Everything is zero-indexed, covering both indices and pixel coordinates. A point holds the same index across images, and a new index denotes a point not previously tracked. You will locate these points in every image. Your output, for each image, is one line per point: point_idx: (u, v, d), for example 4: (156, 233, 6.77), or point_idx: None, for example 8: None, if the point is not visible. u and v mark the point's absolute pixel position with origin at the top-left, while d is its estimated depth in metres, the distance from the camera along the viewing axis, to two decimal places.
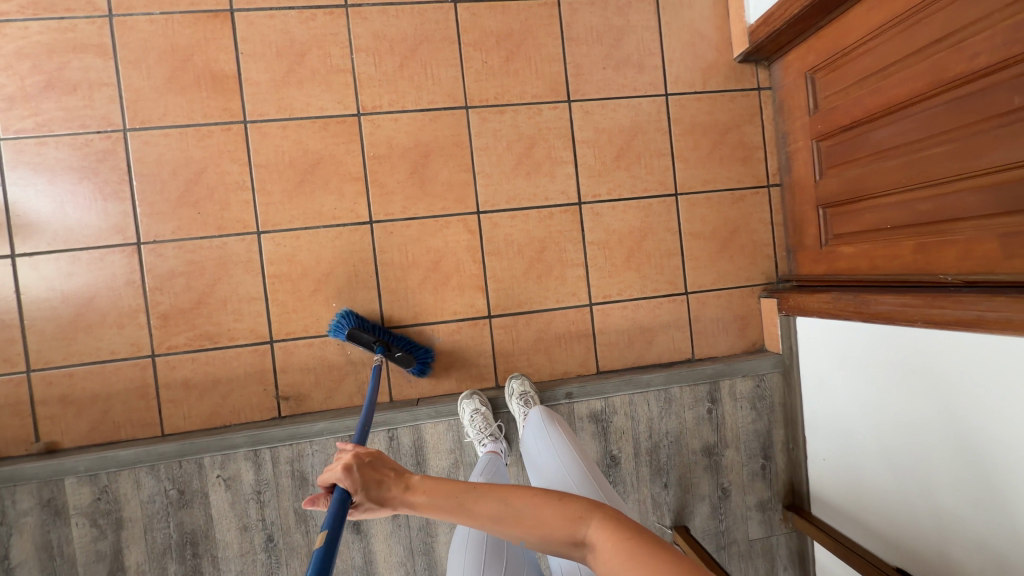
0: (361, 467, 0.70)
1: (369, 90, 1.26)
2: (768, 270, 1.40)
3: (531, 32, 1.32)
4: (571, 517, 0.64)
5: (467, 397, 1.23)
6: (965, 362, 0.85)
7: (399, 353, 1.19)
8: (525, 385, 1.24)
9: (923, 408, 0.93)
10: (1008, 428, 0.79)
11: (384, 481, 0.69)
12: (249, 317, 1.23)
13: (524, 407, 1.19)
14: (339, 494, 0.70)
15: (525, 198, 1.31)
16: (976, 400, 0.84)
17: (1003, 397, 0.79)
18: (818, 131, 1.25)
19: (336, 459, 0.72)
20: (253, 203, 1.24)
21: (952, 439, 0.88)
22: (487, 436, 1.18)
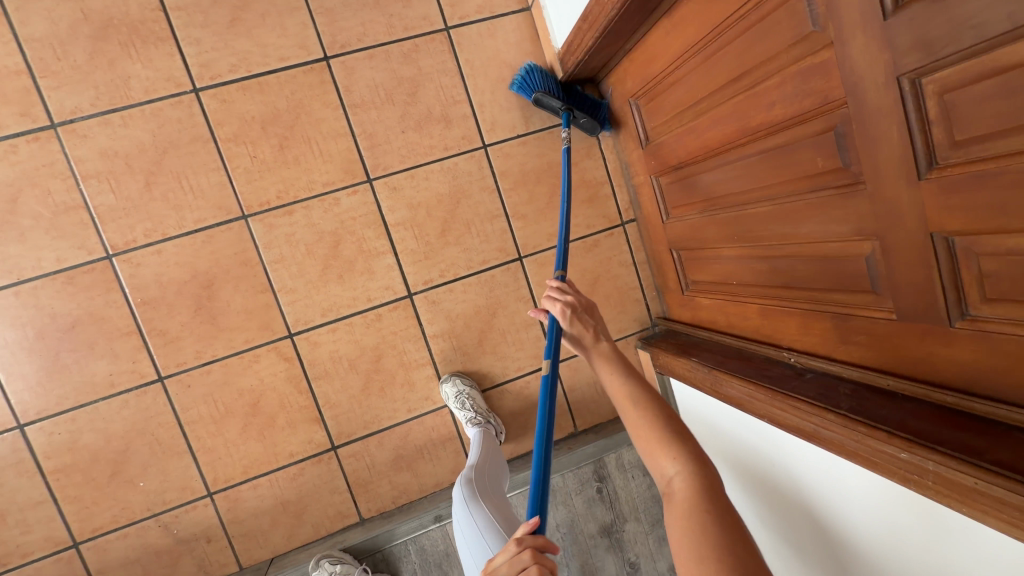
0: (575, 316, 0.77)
1: (114, 224, 1.03)
2: (640, 315, 1.26)
3: (302, 107, 1.08)
4: (668, 453, 0.62)
5: (316, 563, 1.04)
6: (819, 475, 0.72)
7: (586, 118, 1.11)
8: (460, 384, 1.14)
9: (789, 513, 0.81)
10: (866, 558, 0.67)
11: (586, 334, 0.77)
12: (39, 524, 1.03)
13: (463, 408, 1.11)
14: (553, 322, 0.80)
15: (344, 305, 1.12)
16: (835, 519, 0.71)
17: (857, 522, 0.67)
18: (653, 166, 1.08)
19: (553, 297, 0.78)
20: (5, 393, 1.01)
21: (818, 553, 0.76)
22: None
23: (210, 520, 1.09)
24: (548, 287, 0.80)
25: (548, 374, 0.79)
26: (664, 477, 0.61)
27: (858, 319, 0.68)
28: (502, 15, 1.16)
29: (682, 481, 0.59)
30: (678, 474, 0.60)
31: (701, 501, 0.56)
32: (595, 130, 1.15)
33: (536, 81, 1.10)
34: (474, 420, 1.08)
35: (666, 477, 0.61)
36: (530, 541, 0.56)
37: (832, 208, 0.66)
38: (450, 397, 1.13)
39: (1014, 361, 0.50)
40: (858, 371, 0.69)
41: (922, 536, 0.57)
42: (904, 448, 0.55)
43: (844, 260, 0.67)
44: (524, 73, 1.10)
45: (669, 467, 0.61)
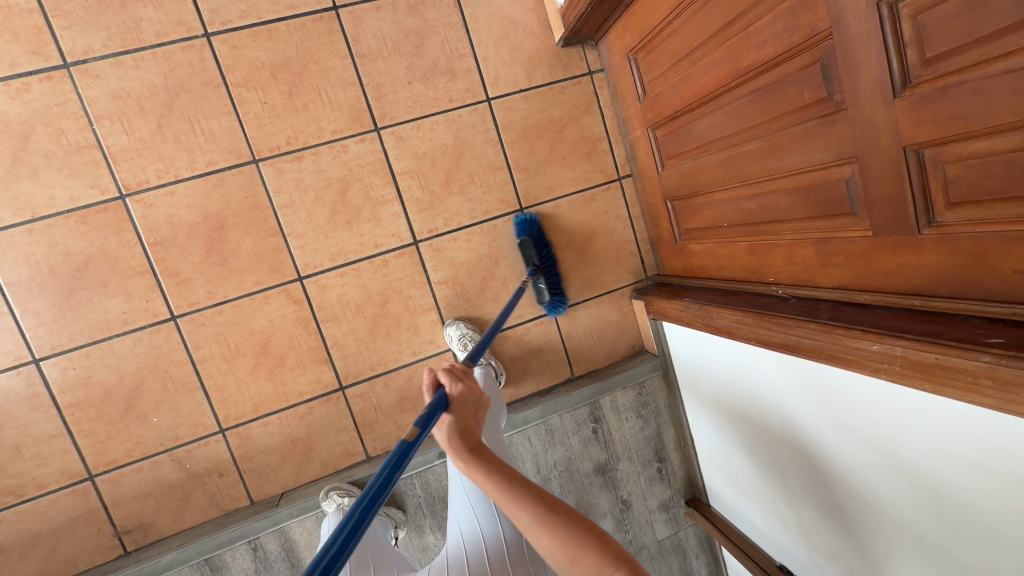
0: (467, 401, 0.73)
1: (127, 164, 1.05)
2: (634, 267, 1.32)
3: (311, 55, 1.11)
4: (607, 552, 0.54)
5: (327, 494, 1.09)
6: (798, 384, 0.79)
7: (543, 285, 1.19)
8: (463, 328, 1.19)
9: (770, 426, 0.89)
10: (839, 453, 0.74)
11: (473, 427, 0.70)
12: (54, 457, 1.07)
13: (465, 350, 1.16)
14: (442, 398, 0.73)
15: (351, 250, 1.16)
16: (810, 423, 0.79)
17: (832, 421, 0.74)
18: (650, 120, 1.13)
19: (456, 374, 0.75)
20: (19, 328, 1.04)
21: (794, 457, 0.85)
22: None
23: (221, 455, 1.13)
24: (447, 363, 0.77)
25: (408, 441, 0.68)
26: None
27: (838, 241, 0.74)
28: None
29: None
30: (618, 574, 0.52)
31: None
32: (544, 301, 1.23)
33: (529, 230, 1.20)
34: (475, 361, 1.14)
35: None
36: None
37: (816, 137, 0.72)
38: (453, 339, 1.19)
39: (973, 258, 0.57)
40: (836, 291, 0.76)
41: (889, 425, 0.64)
42: (876, 340, 0.62)
43: (826, 186, 0.73)
44: (526, 217, 1.20)
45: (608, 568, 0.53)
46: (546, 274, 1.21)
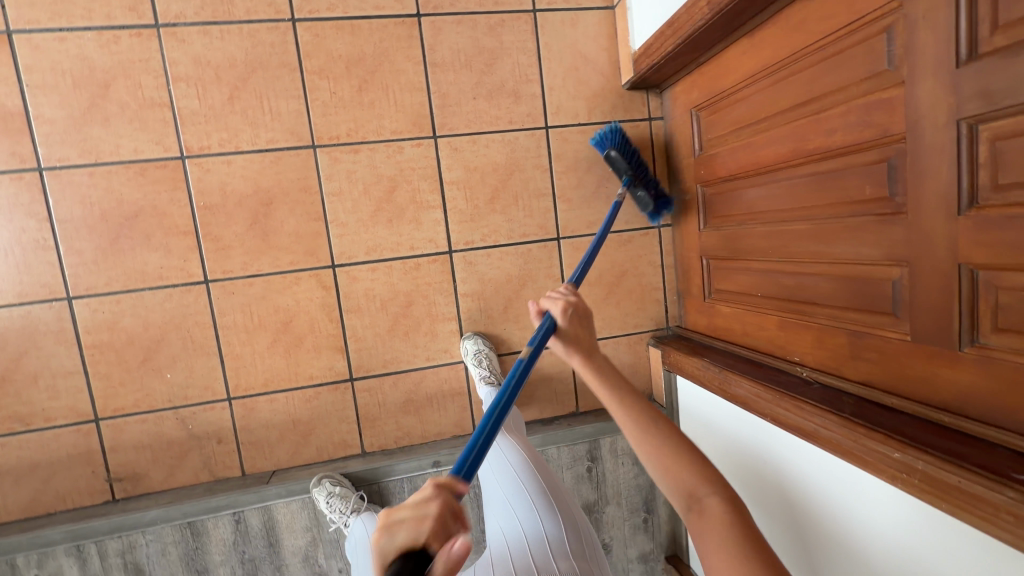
0: (571, 319, 0.77)
1: (193, 128, 1.09)
2: (657, 315, 1.32)
3: (386, 55, 1.14)
4: (697, 476, 0.63)
5: (318, 483, 1.10)
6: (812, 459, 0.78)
7: (643, 192, 1.15)
8: (480, 343, 1.21)
9: (776, 500, 0.86)
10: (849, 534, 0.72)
11: (584, 341, 0.77)
12: (67, 393, 1.09)
13: (479, 366, 1.17)
14: (550, 322, 0.79)
15: (387, 248, 1.18)
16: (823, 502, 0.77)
17: (850, 509, 0.72)
18: (701, 176, 1.14)
19: (554, 296, 0.79)
20: (60, 264, 1.07)
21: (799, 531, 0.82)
22: (352, 514, 1.06)
23: (224, 422, 1.15)
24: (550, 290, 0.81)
25: (525, 359, 0.75)
26: (693, 493, 0.62)
27: (873, 337, 0.74)
28: (586, 8, 1.22)
29: (717, 498, 0.61)
30: (712, 494, 0.61)
31: (737, 516, 0.59)
32: (648, 210, 1.18)
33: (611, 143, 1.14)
34: (487, 378, 1.15)
35: (697, 497, 0.62)
36: (444, 503, 0.46)
37: (869, 233, 0.73)
38: (469, 353, 1.20)
39: (1008, 386, 0.57)
40: (862, 386, 0.76)
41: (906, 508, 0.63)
42: (898, 449, 0.61)
43: (870, 282, 0.74)
44: (604, 132, 1.14)
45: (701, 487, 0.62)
46: (643, 183, 1.16)
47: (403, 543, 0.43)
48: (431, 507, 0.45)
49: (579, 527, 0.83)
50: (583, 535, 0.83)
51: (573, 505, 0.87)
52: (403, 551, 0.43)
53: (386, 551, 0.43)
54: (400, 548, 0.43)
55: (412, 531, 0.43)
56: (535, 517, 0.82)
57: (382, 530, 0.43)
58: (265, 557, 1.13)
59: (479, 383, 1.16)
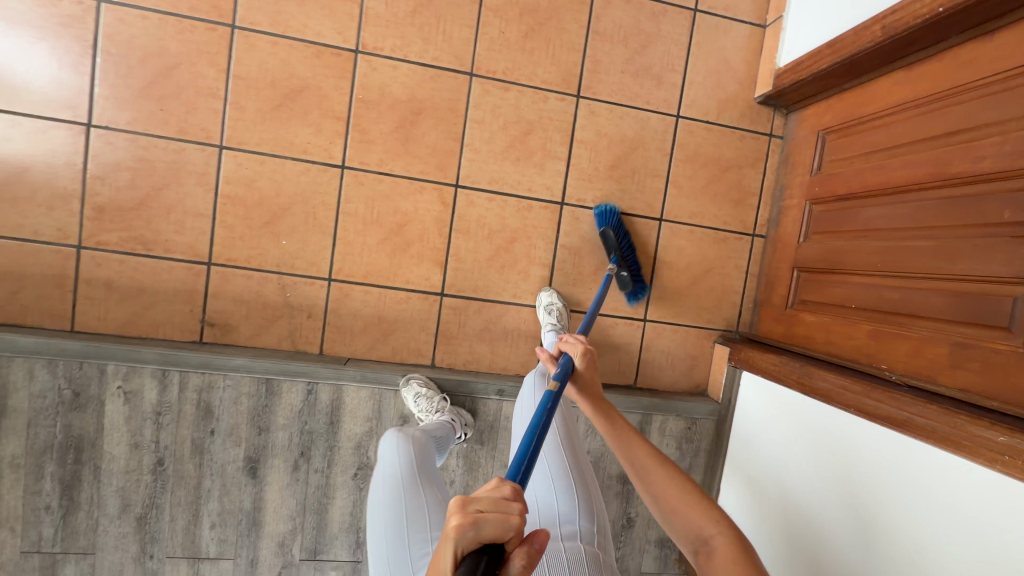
0: (586, 361, 0.87)
1: (374, 28, 1.18)
2: (730, 317, 1.38)
3: (557, 13, 1.24)
4: (708, 515, 0.69)
5: (406, 380, 1.18)
6: (831, 486, 0.96)
7: (627, 273, 1.26)
8: (554, 299, 1.27)
9: (814, 485, 0.99)
10: (832, 548, 0.93)
11: (592, 386, 0.87)
12: (191, 232, 1.16)
13: (551, 318, 1.23)
14: (567, 363, 0.86)
15: (508, 183, 1.26)
16: (840, 495, 0.93)
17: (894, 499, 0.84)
18: (814, 193, 1.22)
19: (574, 339, 0.89)
20: (222, 114, 1.15)
21: (803, 515, 1.00)
22: (435, 413, 1.13)
23: (318, 300, 1.22)
24: (567, 334, 0.90)
25: (552, 391, 0.80)
26: (700, 535, 0.68)
27: (979, 348, 0.80)
28: (740, 20, 1.32)
29: (723, 538, 0.66)
30: (718, 534, 0.67)
31: (741, 547, 0.65)
32: (627, 288, 1.29)
33: (609, 221, 1.26)
34: (555, 330, 1.20)
35: (704, 536, 0.67)
36: (523, 508, 0.50)
37: (998, 252, 0.79)
38: (541, 305, 1.27)
39: None
40: (960, 391, 0.82)
41: (937, 506, 0.77)
42: (1004, 432, 0.70)
43: (987, 298, 0.81)
44: (605, 209, 1.26)
45: (710, 527, 0.67)
46: (627, 264, 1.27)
47: (486, 537, 0.47)
48: (515, 506, 0.50)
49: (594, 511, 0.88)
50: (597, 519, 0.87)
51: (595, 491, 0.92)
52: (480, 544, 0.47)
53: (466, 541, 0.46)
54: (486, 540, 0.47)
55: (497, 527, 0.47)
56: (552, 495, 0.88)
57: (466, 517, 0.47)
58: (324, 433, 1.18)
59: (546, 331, 1.22)
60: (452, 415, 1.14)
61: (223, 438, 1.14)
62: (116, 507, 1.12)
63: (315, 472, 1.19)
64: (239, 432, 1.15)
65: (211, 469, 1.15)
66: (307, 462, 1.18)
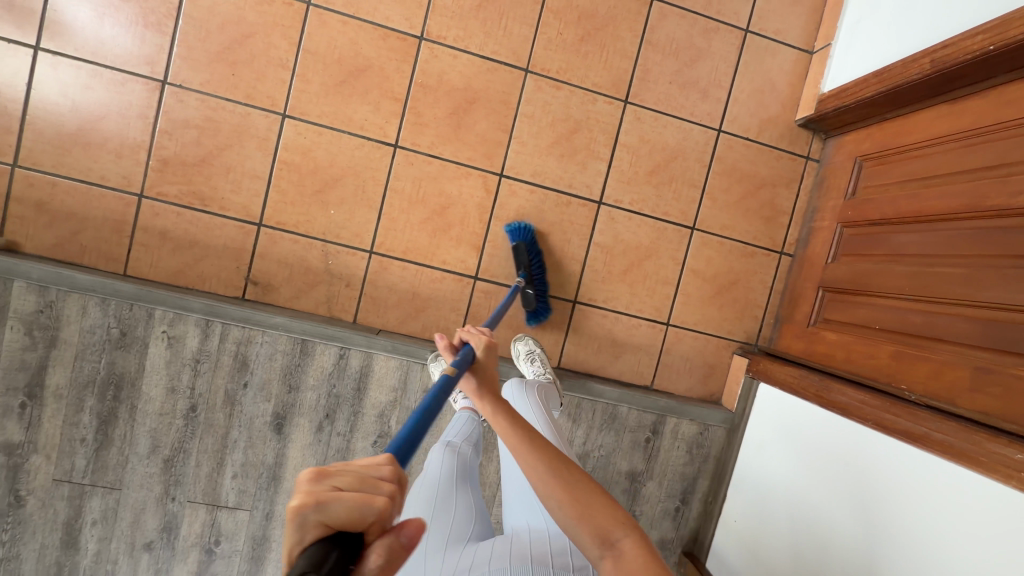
0: (488, 353, 0.83)
1: (440, 18, 1.24)
2: (751, 330, 1.41)
3: (614, 21, 1.30)
4: (614, 517, 0.62)
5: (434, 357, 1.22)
6: (840, 492, 1.01)
7: (531, 292, 1.25)
8: (531, 345, 1.25)
9: (824, 491, 1.04)
10: (836, 549, 0.98)
11: (490, 378, 0.80)
12: (246, 193, 1.22)
13: (533, 366, 1.21)
14: (466, 354, 0.81)
15: (550, 178, 1.31)
16: (849, 502, 0.98)
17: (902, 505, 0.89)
18: (846, 216, 1.25)
19: (473, 332, 0.86)
20: (289, 84, 1.21)
21: (809, 518, 1.06)
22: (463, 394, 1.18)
23: (357, 270, 1.26)
24: (465, 328, 0.87)
25: (450, 374, 0.73)
26: (607, 538, 0.60)
27: (1000, 373, 0.83)
28: (789, 45, 1.36)
29: (632, 541, 0.60)
30: (626, 536, 0.60)
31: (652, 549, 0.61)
32: (529, 307, 1.28)
33: (523, 238, 1.26)
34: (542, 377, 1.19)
35: (611, 539, 0.60)
36: (395, 490, 0.41)
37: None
38: (519, 354, 1.24)
39: None
40: (978, 412, 0.85)
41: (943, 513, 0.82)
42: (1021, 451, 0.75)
43: (1011, 326, 0.83)
44: (519, 226, 1.26)
45: (618, 531, 0.61)
46: (534, 283, 1.26)
47: (340, 521, 0.37)
48: (386, 487, 0.40)
49: None
50: None
51: None
52: (329, 531, 0.36)
53: (308, 525, 0.36)
54: (336, 526, 0.37)
55: (354, 508, 0.37)
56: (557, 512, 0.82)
57: (312, 495, 0.37)
58: (350, 398, 1.22)
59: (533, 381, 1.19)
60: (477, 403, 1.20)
61: (255, 391, 1.19)
62: (146, 447, 1.17)
63: (338, 435, 1.23)
64: (271, 388, 1.19)
65: (240, 421, 1.19)
66: (332, 424, 1.22)
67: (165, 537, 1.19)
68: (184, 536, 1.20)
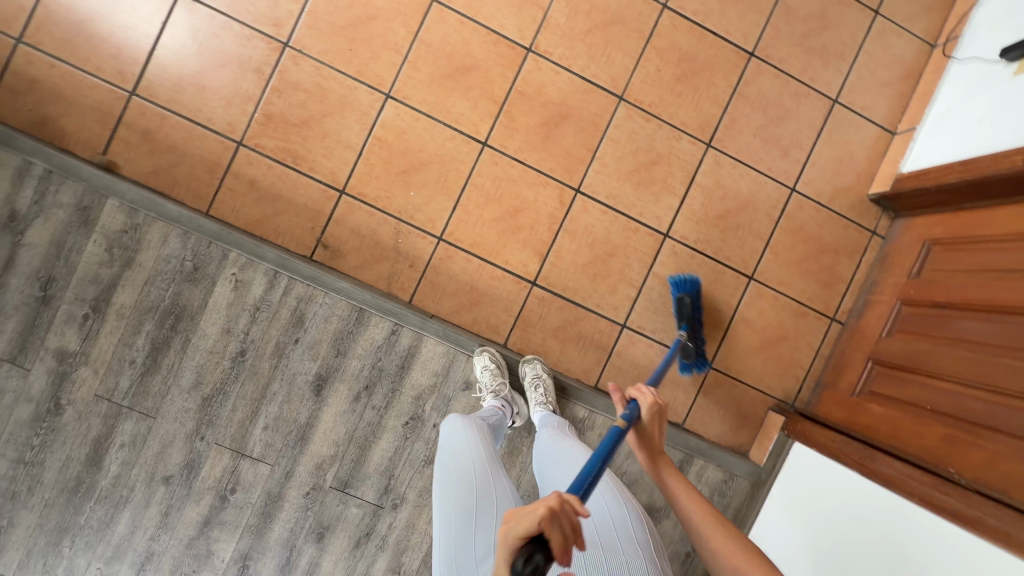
0: (654, 414, 0.90)
1: (550, 35, 1.31)
2: (790, 389, 1.40)
3: (712, 68, 1.35)
4: None
5: (479, 352, 1.24)
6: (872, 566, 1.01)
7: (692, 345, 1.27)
8: (539, 369, 1.26)
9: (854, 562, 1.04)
10: None
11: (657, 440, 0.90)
12: (336, 160, 1.27)
13: (535, 391, 1.23)
14: (633, 412, 0.90)
15: (624, 203, 1.34)
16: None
17: None
18: (907, 294, 1.26)
19: (640, 390, 0.92)
20: (398, 68, 1.28)
21: None
22: (492, 392, 1.20)
23: (424, 254, 1.30)
24: (634, 384, 0.93)
25: (615, 433, 0.84)
26: None
27: None
28: (872, 122, 1.40)
29: None
30: None
31: None
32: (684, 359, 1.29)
33: (686, 290, 1.30)
34: (545, 405, 1.21)
35: None
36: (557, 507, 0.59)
37: None
38: (525, 378, 1.26)
39: None
40: None
41: None
42: None
43: None
44: (685, 278, 1.31)
45: None
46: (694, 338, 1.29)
47: (523, 535, 0.56)
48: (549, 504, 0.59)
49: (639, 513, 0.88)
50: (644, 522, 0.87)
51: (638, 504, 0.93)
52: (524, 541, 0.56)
53: (511, 539, 0.56)
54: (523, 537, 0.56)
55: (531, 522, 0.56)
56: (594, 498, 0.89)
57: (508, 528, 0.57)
58: (393, 374, 1.24)
59: (535, 407, 1.22)
60: (505, 403, 1.19)
61: (304, 349, 1.21)
62: (189, 381, 1.19)
63: (372, 408, 1.24)
64: (320, 349, 1.22)
65: (283, 375, 1.21)
66: (368, 396, 1.24)
67: (186, 474, 1.20)
68: (203, 477, 1.21)
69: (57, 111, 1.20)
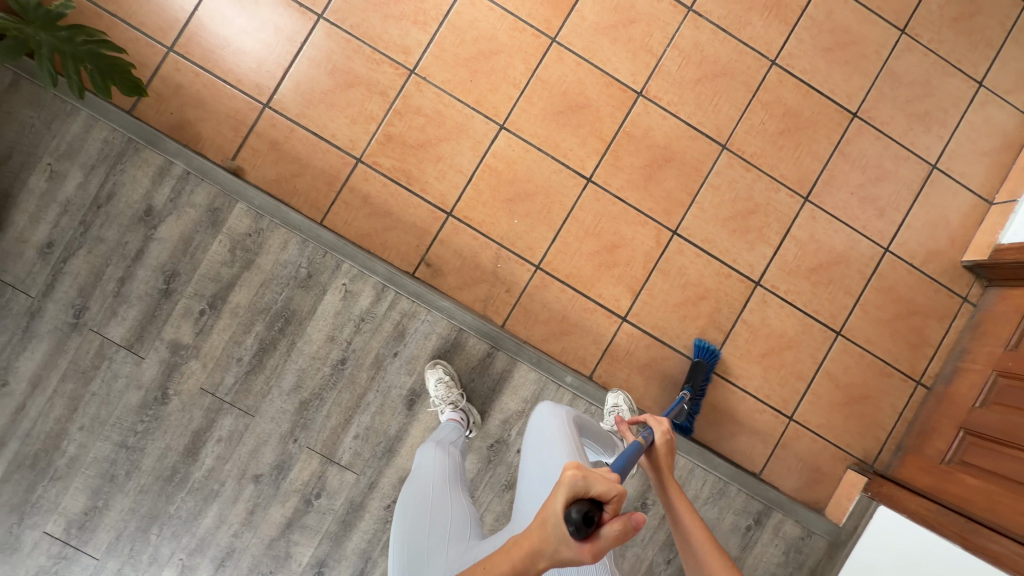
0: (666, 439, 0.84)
1: (661, 82, 1.36)
2: (870, 449, 1.39)
3: (815, 125, 1.38)
4: None
5: (432, 366, 1.24)
6: None
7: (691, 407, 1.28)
8: (622, 402, 1.26)
9: None
10: None
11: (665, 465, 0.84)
12: (447, 183, 1.32)
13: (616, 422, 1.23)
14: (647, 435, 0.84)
15: (718, 248, 1.37)
16: None
17: None
18: (1003, 365, 1.24)
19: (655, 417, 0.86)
20: (515, 101, 1.33)
21: None
22: (450, 405, 1.19)
23: (521, 280, 1.33)
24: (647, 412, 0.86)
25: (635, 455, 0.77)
26: None
27: None
28: (970, 190, 1.41)
29: None
30: None
31: None
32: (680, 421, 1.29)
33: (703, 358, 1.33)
34: None
35: None
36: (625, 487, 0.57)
37: None
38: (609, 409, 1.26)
39: None
40: None
41: None
42: None
43: None
44: (705, 344, 1.33)
45: None
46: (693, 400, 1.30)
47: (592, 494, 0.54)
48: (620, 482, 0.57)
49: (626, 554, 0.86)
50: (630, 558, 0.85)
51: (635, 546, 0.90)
52: (589, 498, 0.54)
53: (577, 490, 0.54)
54: (592, 496, 0.54)
55: (604, 486, 0.55)
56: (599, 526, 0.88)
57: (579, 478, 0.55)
58: (484, 394, 1.27)
59: None
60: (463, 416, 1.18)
61: (402, 363, 1.24)
62: (290, 383, 1.23)
63: None
64: (417, 364, 1.25)
65: (379, 387, 1.24)
66: None
67: (275, 475, 1.23)
68: (291, 480, 1.23)
69: (196, 116, 1.27)
